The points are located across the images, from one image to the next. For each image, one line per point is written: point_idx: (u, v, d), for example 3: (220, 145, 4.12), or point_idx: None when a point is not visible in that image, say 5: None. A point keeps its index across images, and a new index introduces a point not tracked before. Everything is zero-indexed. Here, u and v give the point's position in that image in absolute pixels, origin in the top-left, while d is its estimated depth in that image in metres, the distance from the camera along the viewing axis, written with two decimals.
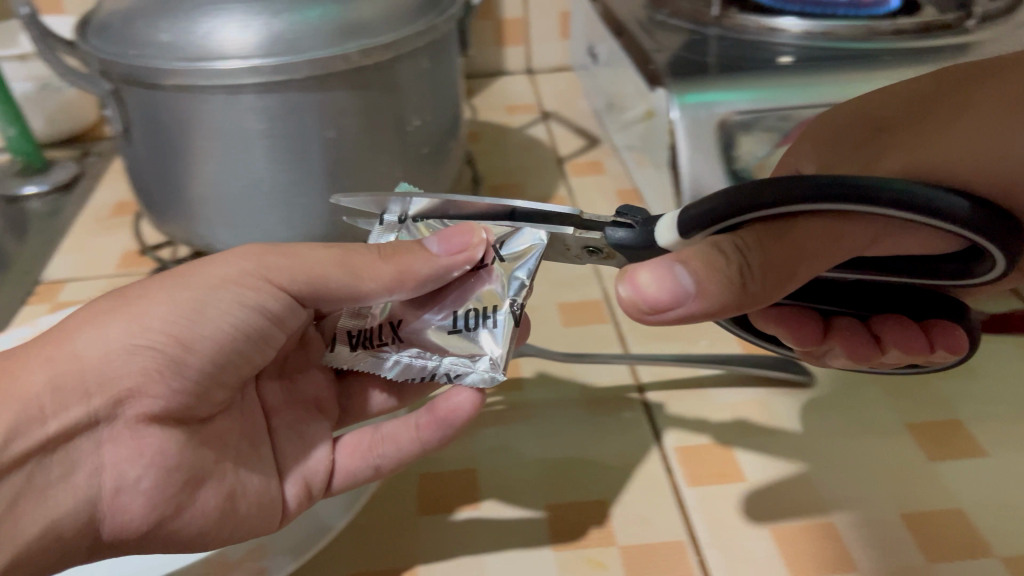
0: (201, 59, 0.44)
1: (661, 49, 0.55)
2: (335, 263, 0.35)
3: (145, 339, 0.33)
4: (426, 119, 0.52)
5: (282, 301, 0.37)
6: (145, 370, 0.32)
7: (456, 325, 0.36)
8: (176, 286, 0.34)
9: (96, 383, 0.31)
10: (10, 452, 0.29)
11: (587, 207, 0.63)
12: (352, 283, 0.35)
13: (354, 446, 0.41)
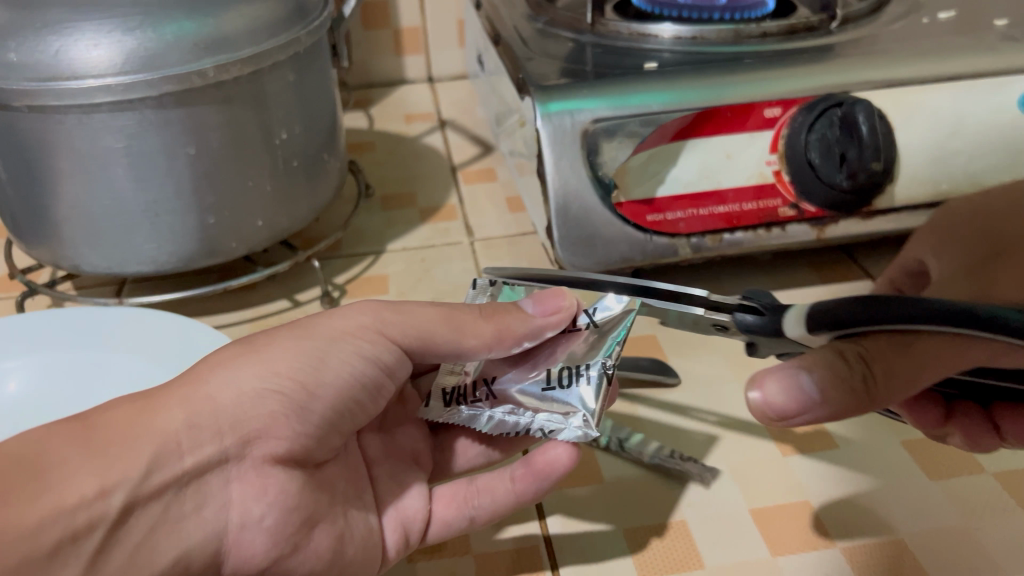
0: (50, 78, 0.43)
1: (535, 57, 0.55)
2: (439, 321, 0.38)
3: (273, 383, 0.34)
4: (294, 132, 0.51)
5: (393, 355, 0.39)
6: (272, 414, 0.34)
7: (551, 383, 0.39)
8: (301, 337, 0.36)
9: (229, 424, 0.33)
10: (151, 482, 0.30)
11: (474, 216, 0.64)
12: (456, 340, 0.38)
13: (447, 500, 0.41)
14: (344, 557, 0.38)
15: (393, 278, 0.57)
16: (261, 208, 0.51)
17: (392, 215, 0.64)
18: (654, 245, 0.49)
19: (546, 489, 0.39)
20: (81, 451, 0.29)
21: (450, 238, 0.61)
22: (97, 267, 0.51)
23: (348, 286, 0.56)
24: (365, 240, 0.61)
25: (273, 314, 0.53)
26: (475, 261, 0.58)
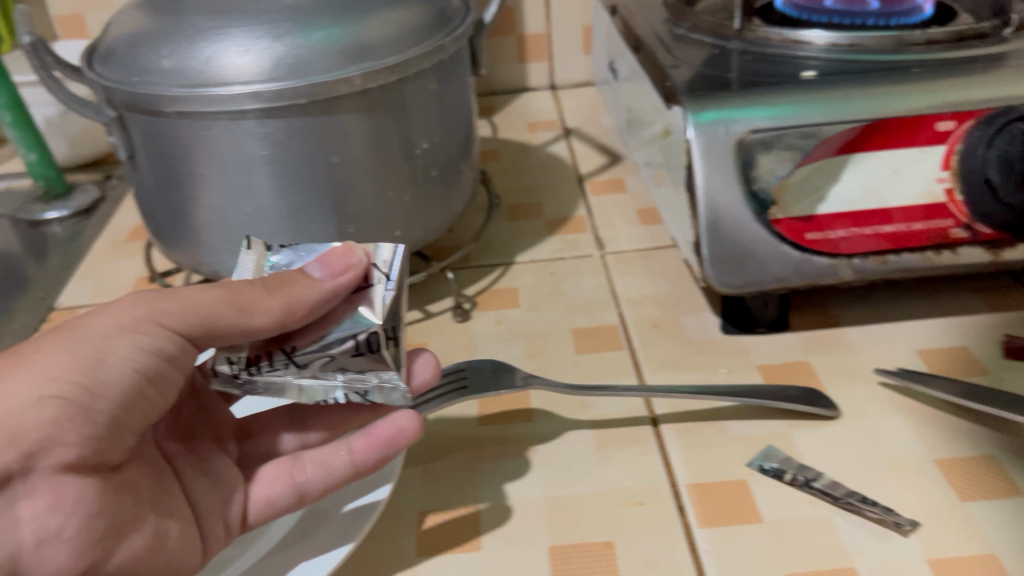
0: (202, 85, 0.43)
1: (678, 64, 0.53)
2: (216, 300, 0.33)
3: (52, 390, 0.30)
4: (434, 141, 0.50)
5: (180, 344, 0.34)
6: (54, 420, 0.29)
7: (359, 350, 0.33)
8: (68, 339, 0.32)
9: (3, 437, 0.28)
10: None
11: (604, 227, 0.61)
12: (242, 321, 0.33)
13: (278, 481, 0.38)
14: (155, 562, 0.33)
15: (523, 291, 0.55)
16: (398, 218, 0.50)
17: (518, 226, 0.62)
18: (813, 267, 0.46)
19: (387, 459, 0.37)
20: None
21: (580, 250, 0.59)
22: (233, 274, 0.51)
23: (479, 299, 0.55)
24: (493, 252, 0.60)
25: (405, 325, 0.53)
26: (607, 274, 0.56)
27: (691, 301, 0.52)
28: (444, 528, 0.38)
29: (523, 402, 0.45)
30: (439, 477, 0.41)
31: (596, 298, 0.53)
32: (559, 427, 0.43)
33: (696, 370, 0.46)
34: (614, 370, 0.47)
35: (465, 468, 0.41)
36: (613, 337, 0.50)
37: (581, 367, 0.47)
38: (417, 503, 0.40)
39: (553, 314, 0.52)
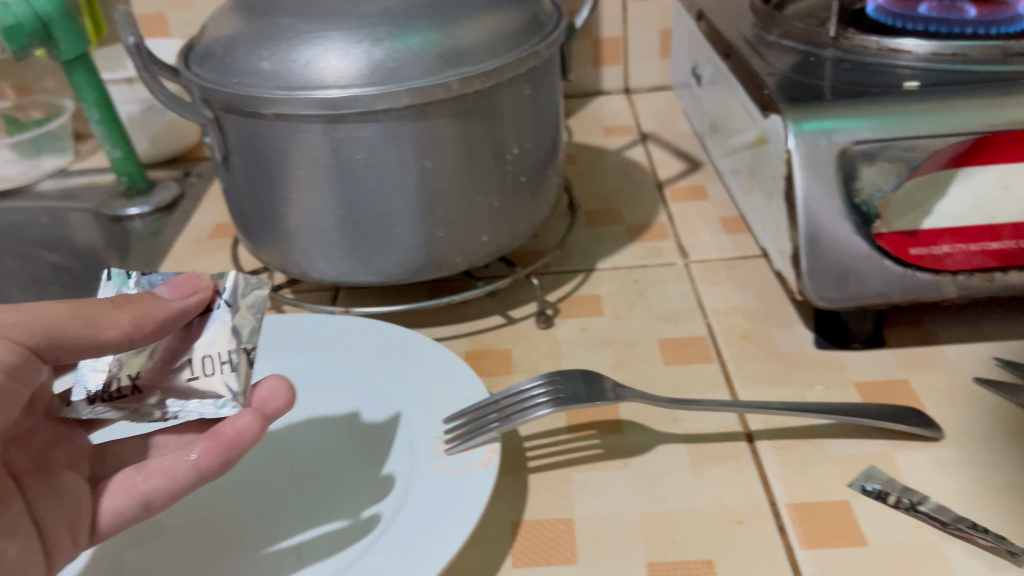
0: (301, 88, 0.43)
1: (773, 71, 0.52)
2: (66, 313, 0.32)
3: None
4: (524, 146, 0.50)
5: (21, 356, 0.32)
6: None
7: (194, 373, 0.37)
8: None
9: None
10: None
11: (687, 235, 0.60)
12: (92, 335, 0.32)
13: (125, 493, 0.35)
14: None
15: (606, 298, 0.54)
16: (487, 223, 0.50)
17: (599, 232, 0.62)
18: (916, 282, 0.44)
19: (233, 462, 0.35)
20: None
21: (662, 258, 0.58)
22: (324, 275, 0.51)
23: (562, 306, 0.54)
24: (575, 258, 0.59)
25: (489, 330, 0.53)
26: (692, 284, 0.55)
27: (781, 314, 0.51)
28: (542, 539, 0.38)
29: (612, 413, 0.45)
30: (532, 487, 0.41)
31: (683, 307, 0.53)
32: (653, 440, 0.43)
33: (790, 385, 0.45)
34: (705, 383, 0.46)
35: (558, 479, 0.41)
36: (703, 348, 0.49)
37: (670, 379, 0.47)
38: (511, 510, 0.40)
39: (638, 322, 0.52)
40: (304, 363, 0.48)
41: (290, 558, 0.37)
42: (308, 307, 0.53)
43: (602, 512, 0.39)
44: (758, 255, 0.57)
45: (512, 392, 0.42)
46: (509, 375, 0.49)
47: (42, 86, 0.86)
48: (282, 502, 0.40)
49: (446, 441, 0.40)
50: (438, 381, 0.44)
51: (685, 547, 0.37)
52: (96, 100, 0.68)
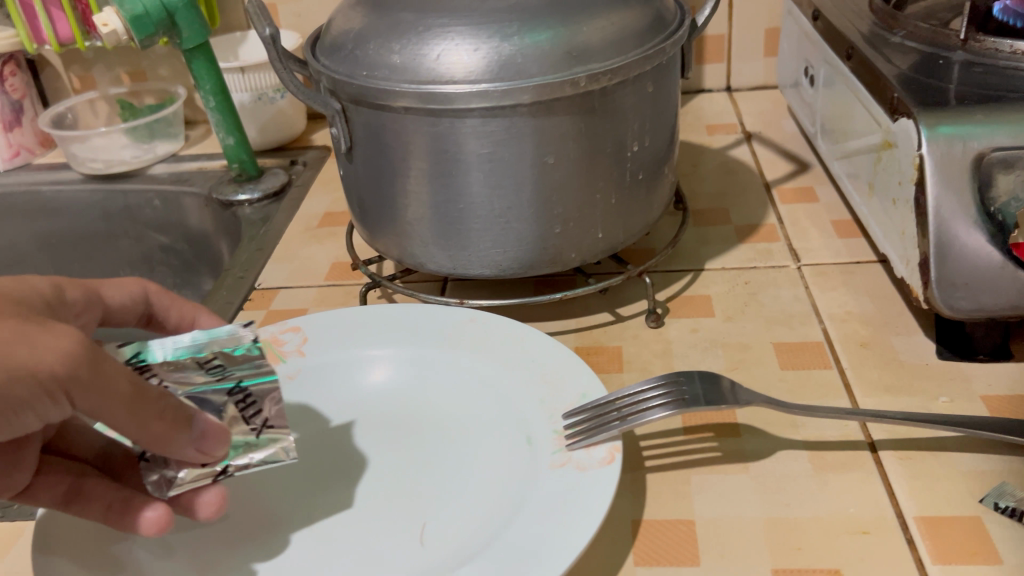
0: (432, 83, 0.44)
1: (899, 73, 0.50)
2: (123, 397, 0.29)
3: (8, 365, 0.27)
4: (645, 144, 0.49)
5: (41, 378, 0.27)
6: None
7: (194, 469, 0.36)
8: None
9: None
10: None
11: (798, 238, 0.59)
12: (117, 420, 0.29)
13: (54, 492, 0.36)
14: None
15: (717, 299, 0.54)
16: (604, 220, 0.50)
17: (706, 232, 0.61)
18: None
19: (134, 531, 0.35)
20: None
21: (774, 260, 0.57)
22: (440, 267, 0.52)
23: (672, 305, 0.54)
24: (683, 258, 0.59)
25: (599, 326, 0.53)
26: (806, 288, 0.54)
27: (901, 321, 0.50)
28: (662, 539, 0.38)
29: (729, 416, 0.45)
30: (651, 487, 0.41)
31: (797, 312, 0.52)
32: (771, 446, 0.42)
33: (914, 395, 0.44)
34: (824, 390, 0.46)
35: (677, 480, 0.41)
36: (820, 355, 0.48)
37: (787, 385, 0.46)
38: (630, 509, 0.40)
39: (752, 325, 0.51)
40: (421, 353, 0.48)
41: (413, 553, 0.38)
42: (422, 298, 0.54)
43: (723, 514, 0.39)
44: (874, 260, 0.56)
45: (627, 395, 0.42)
46: (621, 372, 0.49)
47: (155, 73, 0.89)
48: (326, 494, 0.42)
49: (567, 437, 0.40)
50: (555, 378, 0.44)
51: (810, 556, 0.36)
52: (213, 88, 0.70)
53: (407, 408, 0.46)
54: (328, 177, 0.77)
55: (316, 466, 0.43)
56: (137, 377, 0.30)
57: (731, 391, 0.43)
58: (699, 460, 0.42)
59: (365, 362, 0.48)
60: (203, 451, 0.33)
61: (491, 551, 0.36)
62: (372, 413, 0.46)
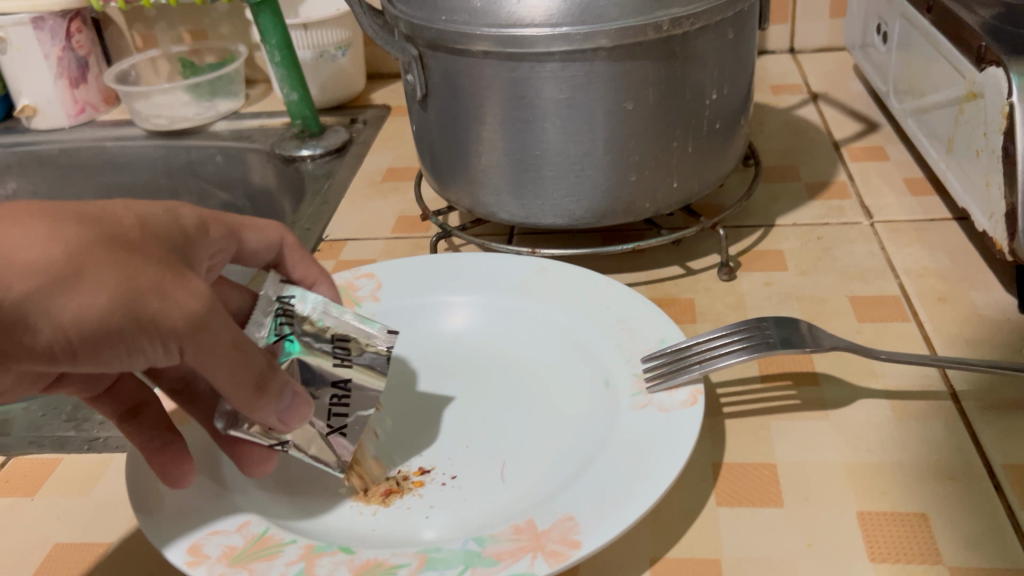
0: (511, 25, 0.44)
1: (984, 22, 0.48)
2: (229, 360, 0.29)
3: (140, 315, 0.26)
4: (722, 93, 0.49)
5: (163, 332, 0.27)
6: (104, 322, 0.26)
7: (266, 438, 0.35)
8: (129, 260, 0.26)
9: (89, 278, 0.25)
10: (49, 276, 0.24)
11: (870, 195, 0.59)
12: (216, 376, 0.29)
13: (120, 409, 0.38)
14: None
15: (789, 255, 0.53)
16: (679, 170, 0.50)
17: (776, 190, 0.61)
18: None
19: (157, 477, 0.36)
20: (71, 268, 0.25)
21: (846, 217, 0.56)
22: (512, 216, 0.52)
23: (743, 260, 0.54)
24: (753, 214, 0.59)
25: (669, 279, 0.53)
26: (881, 244, 0.53)
27: (980, 276, 0.49)
28: (742, 481, 0.38)
29: (807, 365, 0.44)
30: (730, 433, 0.41)
31: (871, 267, 0.51)
32: (850, 395, 0.42)
33: (997, 348, 0.44)
34: (903, 342, 0.45)
35: (756, 426, 0.41)
36: (897, 308, 0.48)
37: (865, 336, 0.46)
38: (710, 453, 0.40)
39: (826, 279, 0.51)
40: (496, 300, 0.49)
41: (496, 490, 0.38)
42: (492, 248, 0.54)
43: (802, 459, 0.39)
44: (950, 217, 0.55)
45: (705, 339, 0.42)
46: (694, 323, 0.49)
47: (217, 33, 0.90)
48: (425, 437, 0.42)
49: (646, 379, 0.40)
50: (631, 324, 0.44)
51: (895, 501, 0.36)
52: (279, 43, 0.70)
53: (483, 356, 0.46)
54: (389, 135, 0.78)
55: (409, 411, 0.44)
56: (245, 340, 0.30)
57: (811, 336, 0.42)
58: (778, 407, 0.42)
59: (442, 310, 0.49)
60: (283, 422, 0.33)
61: (575, 486, 0.36)
62: (449, 360, 0.46)
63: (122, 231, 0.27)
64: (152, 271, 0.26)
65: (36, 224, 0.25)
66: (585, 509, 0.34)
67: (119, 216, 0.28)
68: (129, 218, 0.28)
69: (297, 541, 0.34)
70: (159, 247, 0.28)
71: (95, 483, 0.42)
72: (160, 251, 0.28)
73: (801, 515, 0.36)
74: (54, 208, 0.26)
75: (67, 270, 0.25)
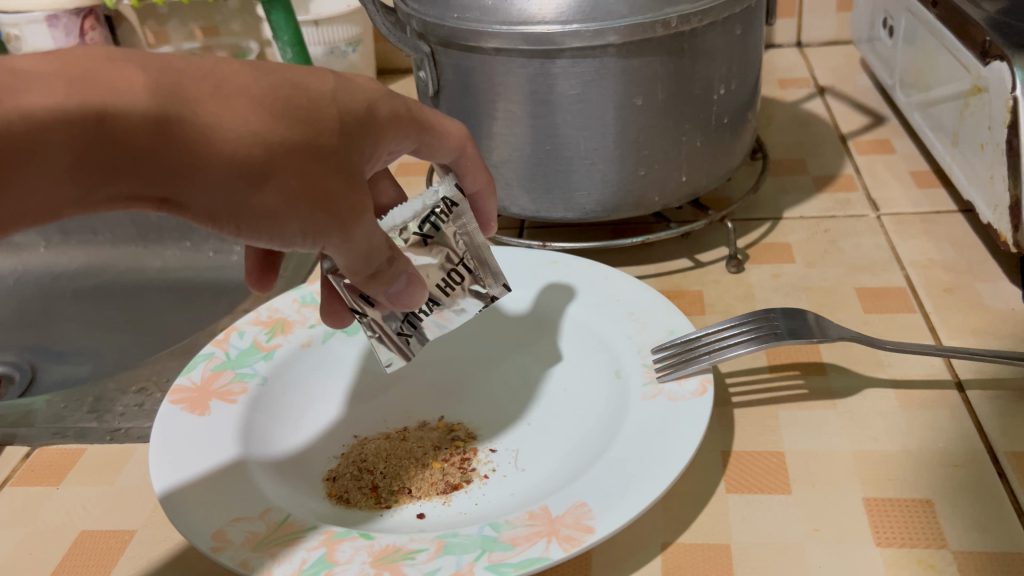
0: (522, 23, 0.44)
1: (989, 17, 0.49)
2: (362, 259, 0.33)
3: (307, 219, 0.30)
4: (730, 88, 0.50)
5: (320, 233, 0.30)
6: (273, 218, 0.29)
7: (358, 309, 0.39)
8: (314, 165, 0.29)
9: (274, 175, 0.28)
10: (247, 164, 0.27)
11: (877, 187, 0.59)
12: (345, 265, 0.33)
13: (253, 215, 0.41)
14: (111, 169, 0.26)
15: (796, 247, 0.54)
16: (687, 164, 0.50)
17: (783, 183, 0.62)
18: None
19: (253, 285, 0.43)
20: (266, 163, 0.28)
21: (853, 209, 0.57)
22: (523, 209, 0.53)
23: (752, 252, 0.54)
24: (761, 207, 0.59)
25: (679, 271, 0.54)
26: (887, 236, 0.54)
27: (985, 268, 0.50)
28: (751, 467, 0.39)
29: (815, 355, 0.45)
30: (739, 422, 0.42)
31: (878, 259, 0.52)
32: (857, 384, 0.43)
33: (1003, 337, 0.44)
34: (908, 332, 0.46)
35: (764, 415, 0.42)
36: (903, 299, 0.48)
37: (872, 327, 0.47)
38: (719, 442, 0.41)
39: (834, 271, 0.51)
40: (510, 294, 0.50)
41: (511, 478, 0.39)
42: (505, 241, 0.55)
43: (809, 446, 0.40)
44: (955, 209, 0.55)
45: (714, 330, 0.43)
46: (703, 314, 0.49)
47: (228, 29, 0.91)
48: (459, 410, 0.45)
49: (657, 369, 0.41)
50: (642, 316, 0.45)
51: (902, 487, 0.37)
52: (291, 39, 0.72)
53: (498, 354, 0.48)
54: None
55: (449, 387, 0.46)
56: (383, 247, 0.33)
57: (818, 326, 0.43)
58: (786, 396, 0.43)
59: None
60: (399, 303, 0.36)
61: (591, 471, 0.37)
62: (463, 357, 0.48)
63: (319, 127, 0.30)
64: (327, 177, 0.30)
65: (247, 116, 0.27)
66: (600, 495, 0.35)
67: (320, 103, 0.30)
68: (331, 109, 0.30)
69: (318, 528, 0.35)
70: (345, 144, 0.31)
71: (119, 470, 0.43)
72: (343, 152, 0.31)
73: (809, 499, 0.37)
74: (264, 95, 0.28)
75: (259, 167, 0.28)
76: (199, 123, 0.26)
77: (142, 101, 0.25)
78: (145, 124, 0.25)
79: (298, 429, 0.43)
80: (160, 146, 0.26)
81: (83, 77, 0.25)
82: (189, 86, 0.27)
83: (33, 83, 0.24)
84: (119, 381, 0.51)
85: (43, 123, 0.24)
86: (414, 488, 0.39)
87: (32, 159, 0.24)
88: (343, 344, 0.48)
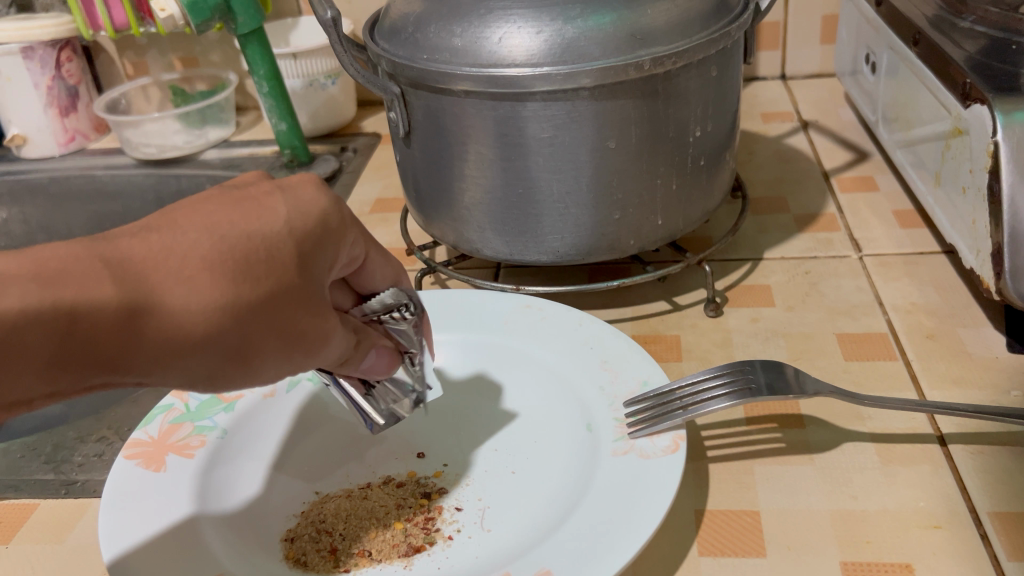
0: (490, 65, 0.43)
1: (970, 58, 0.48)
2: (340, 353, 0.34)
3: (278, 359, 0.31)
4: (706, 130, 0.49)
5: (293, 361, 0.31)
6: (245, 368, 0.30)
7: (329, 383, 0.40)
8: (280, 311, 0.30)
9: (243, 331, 0.29)
10: (214, 330, 0.28)
11: (860, 227, 0.58)
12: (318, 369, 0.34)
13: None
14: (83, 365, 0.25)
15: (776, 290, 0.53)
16: (663, 207, 0.49)
17: (765, 223, 0.61)
18: None
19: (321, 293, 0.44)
20: (235, 322, 0.28)
21: (835, 250, 0.56)
22: (496, 252, 0.52)
23: (730, 295, 0.53)
24: (741, 248, 0.58)
25: (655, 314, 0.52)
26: (869, 279, 0.53)
27: (969, 313, 0.49)
28: (725, 528, 0.38)
29: (793, 407, 0.44)
30: (712, 479, 0.40)
31: (860, 303, 0.51)
32: (836, 437, 0.42)
33: (985, 388, 0.43)
34: (890, 381, 0.44)
35: (739, 471, 0.41)
36: (885, 346, 0.47)
37: (852, 376, 0.45)
38: (693, 500, 0.39)
39: (814, 315, 0.50)
40: (480, 340, 0.49)
41: (476, 539, 0.37)
42: (476, 283, 0.54)
43: (786, 504, 0.38)
44: (938, 251, 0.54)
45: (689, 382, 0.41)
46: (679, 361, 0.48)
47: (208, 60, 0.90)
48: (422, 465, 0.43)
49: (628, 425, 0.39)
50: (615, 366, 0.44)
51: (880, 549, 0.36)
52: (267, 73, 0.72)
53: (465, 402, 0.46)
54: (378, 163, 0.77)
55: (412, 439, 0.45)
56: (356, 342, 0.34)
57: (796, 380, 0.42)
58: (762, 451, 0.42)
59: None
60: (371, 372, 0.37)
61: (559, 531, 0.35)
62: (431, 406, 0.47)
63: (279, 272, 0.29)
64: (295, 312, 0.30)
65: (208, 286, 0.27)
66: (563, 561, 0.33)
67: (278, 239, 0.30)
68: (290, 242, 0.30)
69: None
70: (306, 269, 0.31)
71: (70, 529, 0.42)
72: (306, 287, 0.31)
73: (784, 563, 0.35)
74: (223, 259, 0.28)
75: (228, 326, 0.28)
76: (164, 302, 0.26)
77: (106, 302, 0.25)
78: (116, 318, 0.25)
79: (257, 485, 0.41)
80: (129, 337, 0.26)
81: (54, 275, 0.24)
82: (149, 272, 0.26)
83: (6, 287, 0.23)
84: (79, 428, 0.49)
85: (15, 334, 0.23)
86: (373, 551, 0.37)
87: (7, 367, 0.24)
88: (307, 396, 0.46)
